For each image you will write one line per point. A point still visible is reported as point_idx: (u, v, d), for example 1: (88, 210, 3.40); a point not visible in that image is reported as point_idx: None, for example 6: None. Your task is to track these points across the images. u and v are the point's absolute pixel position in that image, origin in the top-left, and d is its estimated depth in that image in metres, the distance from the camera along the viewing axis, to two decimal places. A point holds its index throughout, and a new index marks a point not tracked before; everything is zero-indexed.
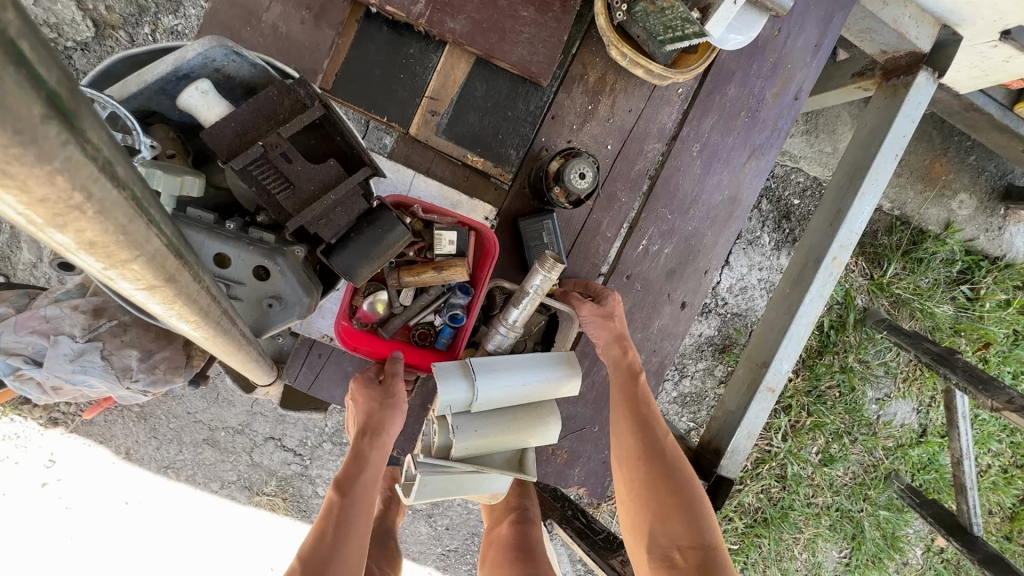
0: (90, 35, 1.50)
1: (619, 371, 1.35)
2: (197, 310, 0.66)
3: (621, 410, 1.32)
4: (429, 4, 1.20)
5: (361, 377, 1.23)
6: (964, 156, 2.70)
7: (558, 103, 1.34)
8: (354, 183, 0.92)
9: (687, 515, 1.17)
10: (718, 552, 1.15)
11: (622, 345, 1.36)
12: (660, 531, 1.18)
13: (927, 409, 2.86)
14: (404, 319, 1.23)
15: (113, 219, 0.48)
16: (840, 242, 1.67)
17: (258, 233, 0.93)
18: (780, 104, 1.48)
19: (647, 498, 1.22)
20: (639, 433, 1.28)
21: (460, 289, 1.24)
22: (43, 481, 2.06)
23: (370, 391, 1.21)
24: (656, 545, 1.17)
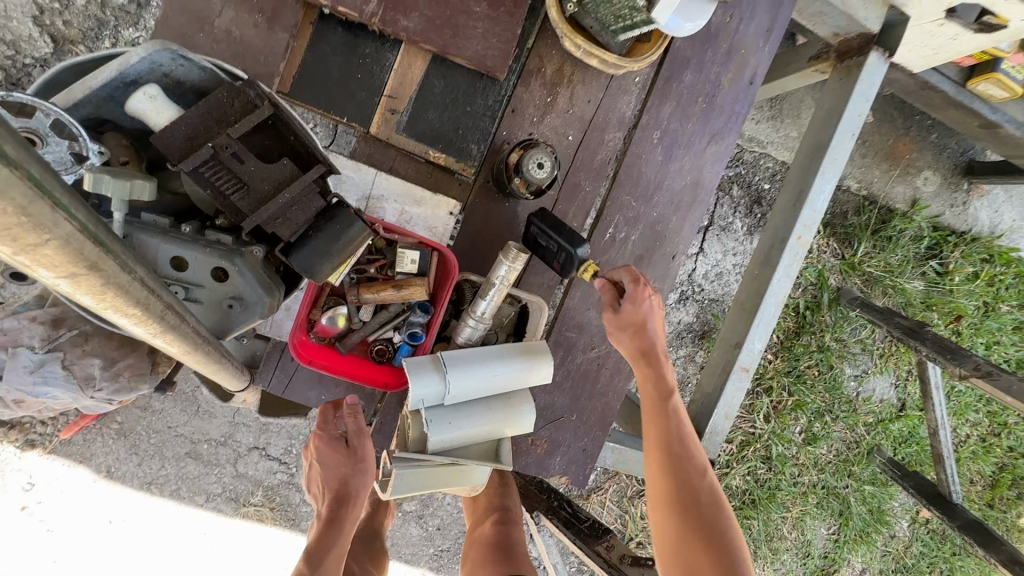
0: (48, 51, 1.56)
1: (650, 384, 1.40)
2: (126, 303, 0.62)
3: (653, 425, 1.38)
4: (380, 3, 1.20)
5: (326, 437, 1.36)
6: (926, 135, 2.76)
7: (517, 96, 1.36)
8: (309, 179, 0.93)
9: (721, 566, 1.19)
10: None
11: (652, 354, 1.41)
12: None
13: (905, 383, 2.92)
14: (363, 334, 1.24)
15: (10, 198, 0.43)
16: (804, 222, 1.71)
17: (214, 235, 0.92)
18: (736, 88, 1.52)
19: (682, 540, 1.26)
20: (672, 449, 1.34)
21: (420, 307, 1.25)
22: (22, 505, 2.03)
23: (337, 452, 1.36)
24: None
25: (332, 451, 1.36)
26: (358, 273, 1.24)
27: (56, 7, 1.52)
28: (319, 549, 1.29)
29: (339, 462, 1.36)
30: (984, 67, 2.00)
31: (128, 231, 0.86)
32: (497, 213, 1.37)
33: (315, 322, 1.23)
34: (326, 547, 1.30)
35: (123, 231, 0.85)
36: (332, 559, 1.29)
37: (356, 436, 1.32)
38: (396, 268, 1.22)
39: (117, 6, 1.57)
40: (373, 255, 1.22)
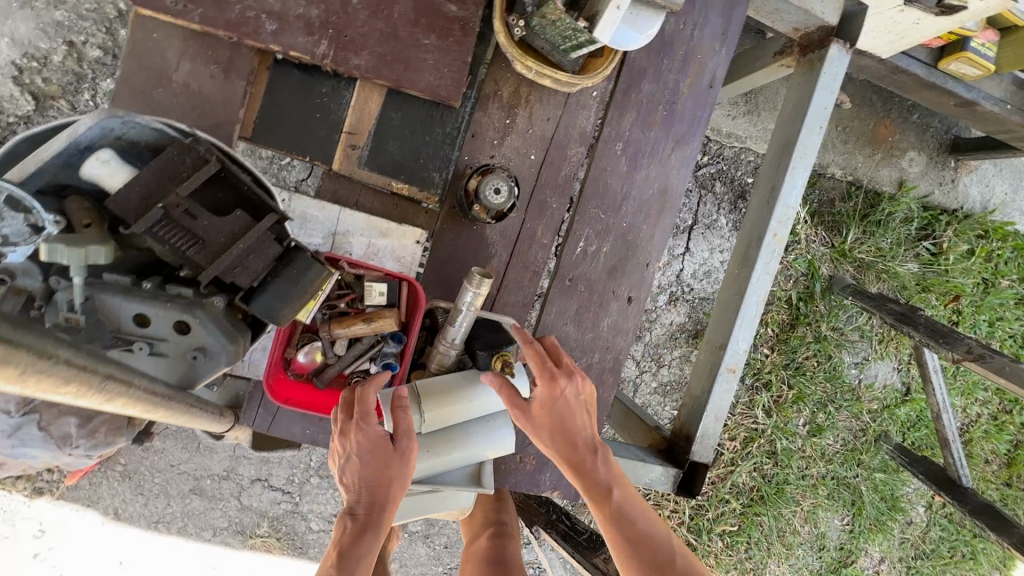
0: (30, 108, 1.64)
1: (585, 483, 1.22)
2: (59, 384, 0.62)
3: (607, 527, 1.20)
4: (331, 43, 1.21)
5: (371, 430, 1.12)
6: (908, 116, 2.73)
7: (476, 121, 1.37)
8: (264, 228, 0.95)
9: None
10: None
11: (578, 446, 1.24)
12: None
13: (908, 367, 2.88)
14: (338, 368, 1.26)
15: None
16: (778, 218, 1.70)
17: (175, 289, 0.94)
18: (696, 93, 1.52)
19: None
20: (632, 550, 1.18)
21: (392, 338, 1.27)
22: (35, 551, 2.07)
23: (381, 451, 1.13)
24: None
25: (376, 449, 1.12)
26: (329, 309, 1.26)
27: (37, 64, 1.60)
28: (352, 558, 1.11)
29: (381, 463, 1.12)
30: (954, 47, 1.98)
31: (90, 293, 0.88)
32: (466, 237, 1.40)
33: (292, 359, 1.25)
34: (358, 555, 1.11)
35: (84, 294, 0.87)
36: (364, 569, 1.11)
37: (407, 436, 1.13)
38: (365, 301, 1.24)
39: (95, 59, 1.64)
40: (341, 291, 1.23)
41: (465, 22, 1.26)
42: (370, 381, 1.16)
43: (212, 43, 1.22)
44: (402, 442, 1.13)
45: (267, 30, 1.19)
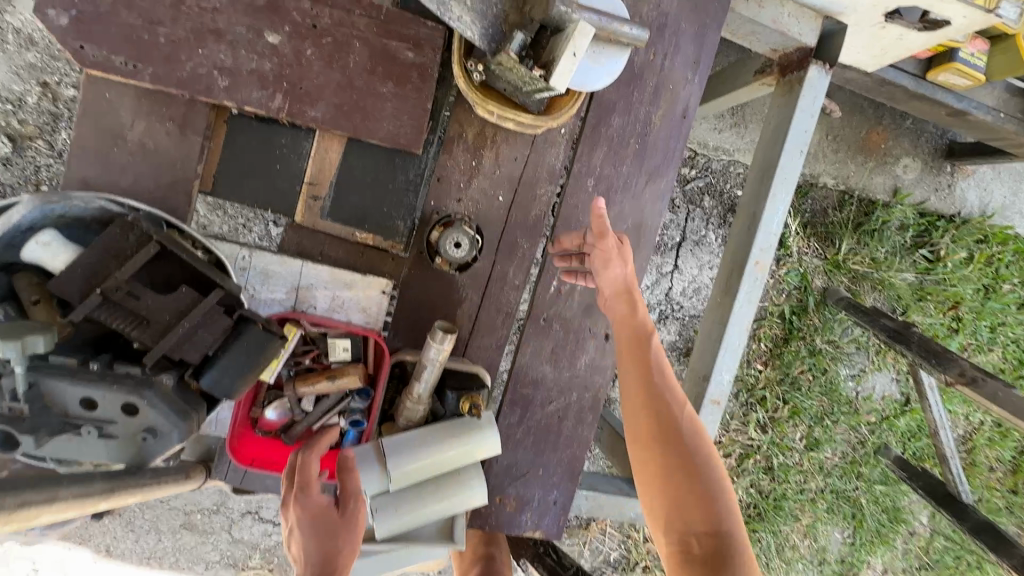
0: (8, 150, 1.60)
1: (629, 325, 1.26)
2: None
3: (631, 373, 1.22)
4: (286, 97, 1.19)
5: (314, 498, 1.06)
6: (900, 122, 2.66)
7: (441, 165, 1.34)
8: (212, 303, 0.94)
9: (707, 505, 1.08)
10: (743, 551, 1.05)
11: (629, 298, 1.28)
12: (679, 520, 1.09)
13: (906, 377, 2.82)
14: (306, 426, 1.23)
15: None
16: (760, 246, 1.66)
17: (123, 368, 0.93)
18: (669, 124, 1.48)
19: (662, 479, 1.13)
20: (650, 406, 1.17)
21: (359, 393, 1.25)
22: None
23: (326, 521, 1.05)
24: (676, 537, 1.09)
25: (318, 516, 1.05)
26: (295, 365, 1.25)
27: (11, 108, 1.57)
28: None
29: (326, 532, 1.04)
30: (941, 58, 1.92)
31: (33, 380, 0.86)
32: (435, 283, 1.38)
33: (258, 417, 1.23)
34: None
35: (27, 382, 0.86)
36: None
37: (353, 498, 1.07)
38: (330, 357, 1.23)
39: (68, 97, 1.60)
40: (305, 348, 1.23)
41: (423, 68, 1.23)
42: (311, 447, 1.10)
43: (166, 100, 1.20)
44: (348, 505, 1.07)
45: (220, 87, 1.17)
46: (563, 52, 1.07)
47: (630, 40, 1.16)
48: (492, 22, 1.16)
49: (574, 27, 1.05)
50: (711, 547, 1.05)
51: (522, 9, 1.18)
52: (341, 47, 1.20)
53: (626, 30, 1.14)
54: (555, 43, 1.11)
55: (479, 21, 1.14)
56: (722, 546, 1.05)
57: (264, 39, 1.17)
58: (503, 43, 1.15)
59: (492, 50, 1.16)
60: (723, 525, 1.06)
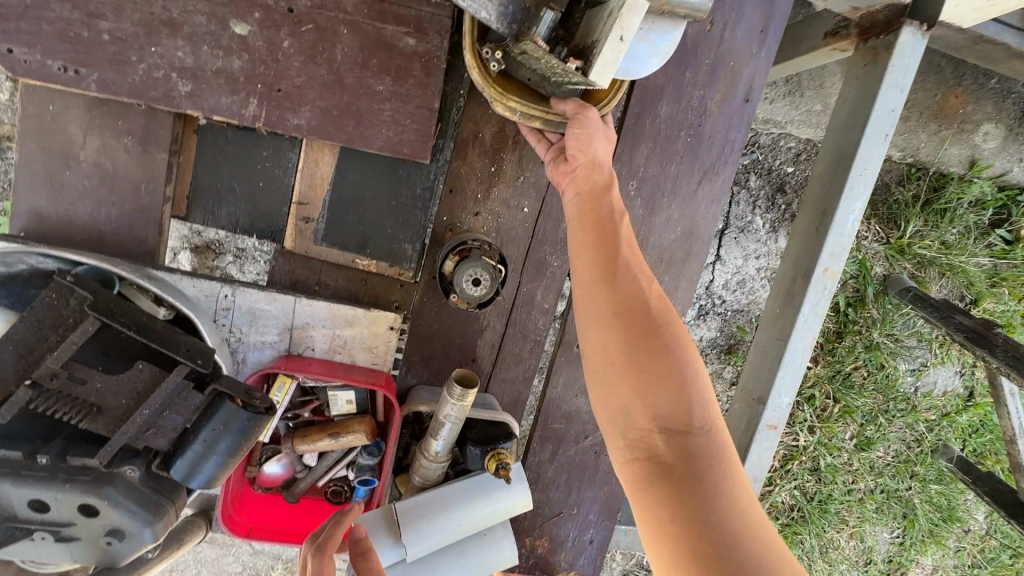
0: None
1: (591, 201, 0.97)
2: None
3: (586, 248, 0.93)
4: (262, 101, 0.97)
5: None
6: (984, 81, 2.29)
7: (454, 173, 1.12)
8: (175, 382, 0.75)
9: (679, 398, 0.83)
10: (723, 455, 0.82)
11: (602, 172, 0.99)
12: (642, 417, 0.83)
13: (971, 370, 2.56)
14: (309, 484, 1.09)
15: None
16: (831, 250, 1.41)
17: (77, 458, 0.76)
18: (728, 111, 1.22)
19: (621, 369, 0.85)
20: (610, 284, 0.89)
21: (367, 448, 1.09)
22: None
23: None
24: (638, 438, 0.83)
25: None
26: (293, 418, 1.08)
27: None
28: None
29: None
30: None
31: None
32: (451, 313, 1.18)
33: (257, 475, 1.09)
34: None
35: None
36: None
37: None
38: (331, 410, 1.06)
39: None
40: (302, 401, 1.06)
41: (426, 58, 0.99)
42: (320, 553, 0.84)
43: (121, 111, 0.99)
44: None
45: (182, 92, 0.95)
46: (608, 35, 0.81)
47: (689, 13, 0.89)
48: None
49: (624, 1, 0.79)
50: (683, 450, 0.81)
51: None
52: (326, 36, 0.96)
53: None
54: (595, 25, 0.86)
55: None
56: (696, 446, 0.82)
57: (229, 30, 0.94)
58: (529, 25, 0.87)
59: (514, 34, 0.87)
60: (699, 421, 0.83)
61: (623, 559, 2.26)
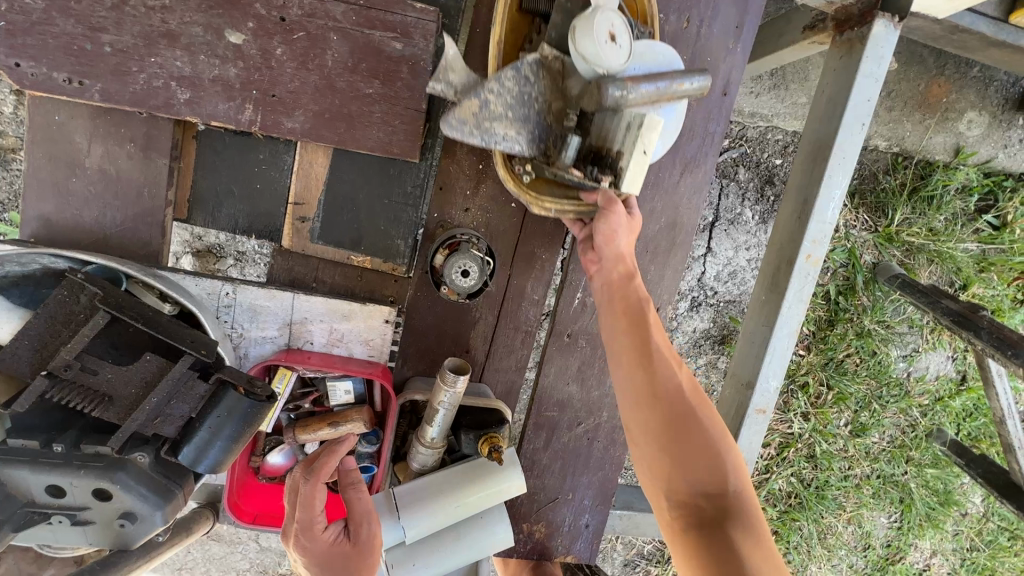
0: None
1: (621, 290, 1.08)
2: None
3: (620, 335, 1.05)
4: (257, 107, 1.02)
5: (318, 538, 0.98)
6: (966, 70, 2.33)
7: (444, 171, 1.17)
8: (181, 371, 0.80)
9: (712, 468, 0.96)
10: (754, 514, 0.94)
11: (626, 262, 1.09)
12: (681, 484, 0.96)
13: (963, 355, 2.60)
14: None
15: None
16: (814, 237, 1.45)
17: (92, 445, 0.81)
18: (707, 105, 1.26)
19: (659, 443, 0.98)
20: (650, 373, 1.00)
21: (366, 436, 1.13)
22: None
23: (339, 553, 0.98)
24: (680, 500, 0.96)
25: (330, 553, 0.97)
26: (294, 409, 1.13)
27: None
28: None
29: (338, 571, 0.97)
30: None
31: None
32: (444, 306, 1.23)
33: (261, 465, 1.13)
34: None
35: None
36: None
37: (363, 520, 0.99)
38: (330, 400, 1.11)
39: None
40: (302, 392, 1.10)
41: (413, 62, 1.04)
42: (313, 478, 0.96)
43: (124, 119, 1.04)
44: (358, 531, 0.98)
45: (181, 100, 1.00)
46: (631, 150, 0.89)
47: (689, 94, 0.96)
48: (534, 122, 0.98)
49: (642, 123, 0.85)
50: (720, 511, 0.93)
51: (566, 94, 0.99)
52: (317, 43, 1.01)
53: (686, 86, 0.96)
54: (611, 132, 0.94)
55: (522, 126, 0.98)
56: (730, 505, 0.94)
57: (225, 39, 0.99)
58: (556, 147, 1.00)
59: (544, 155, 1.01)
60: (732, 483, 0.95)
61: (623, 547, 2.30)
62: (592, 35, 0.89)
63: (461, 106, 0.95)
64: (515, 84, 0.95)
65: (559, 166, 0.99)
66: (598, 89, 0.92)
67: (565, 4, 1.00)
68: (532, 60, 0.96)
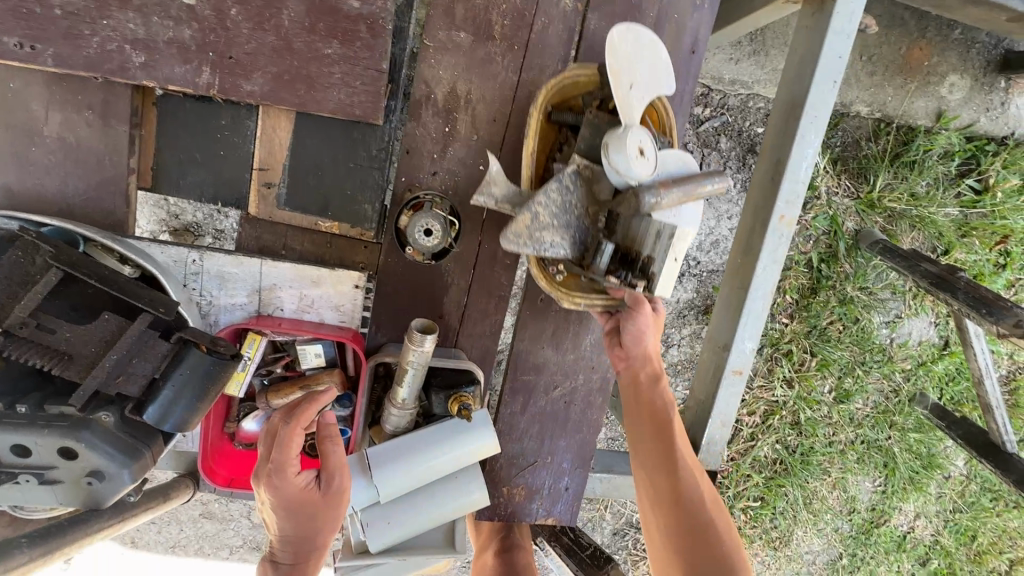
0: None
1: (647, 396, 1.22)
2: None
3: (646, 438, 1.20)
4: (214, 70, 1.01)
5: (289, 484, 0.98)
6: (947, 33, 2.32)
7: (409, 135, 1.17)
8: (141, 328, 0.81)
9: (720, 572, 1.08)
10: None
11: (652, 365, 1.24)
12: None
13: (945, 320, 2.62)
14: None
15: None
16: (786, 197, 1.46)
17: (55, 406, 0.81)
18: (674, 64, 1.25)
19: (676, 541, 1.12)
20: (669, 476, 1.15)
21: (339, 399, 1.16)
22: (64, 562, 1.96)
23: (308, 499, 0.99)
24: None
25: (299, 499, 0.99)
26: (267, 374, 1.14)
27: None
28: None
29: (305, 513, 1.00)
30: None
31: None
32: (414, 271, 1.22)
33: (236, 431, 1.15)
34: None
35: None
36: None
37: (337, 470, 1.00)
38: (302, 364, 1.13)
39: None
40: (273, 357, 1.12)
41: (371, 21, 1.03)
42: (293, 424, 0.96)
43: (80, 86, 1.03)
44: (331, 480, 1.00)
45: (136, 64, 0.99)
46: (662, 255, 0.97)
47: (710, 195, 1.03)
48: (576, 227, 1.09)
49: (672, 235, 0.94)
50: None
51: (598, 199, 1.10)
52: (272, 3, 1.00)
53: (707, 187, 1.01)
54: (639, 235, 1.02)
55: (564, 232, 1.07)
56: None
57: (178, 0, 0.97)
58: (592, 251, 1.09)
59: (579, 258, 1.11)
60: None
61: (611, 517, 2.32)
62: (625, 151, 0.99)
63: (515, 221, 1.04)
64: (559, 194, 1.06)
65: (594, 270, 1.07)
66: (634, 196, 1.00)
67: (593, 120, 1.12)
68: (571, 172, 1.08)
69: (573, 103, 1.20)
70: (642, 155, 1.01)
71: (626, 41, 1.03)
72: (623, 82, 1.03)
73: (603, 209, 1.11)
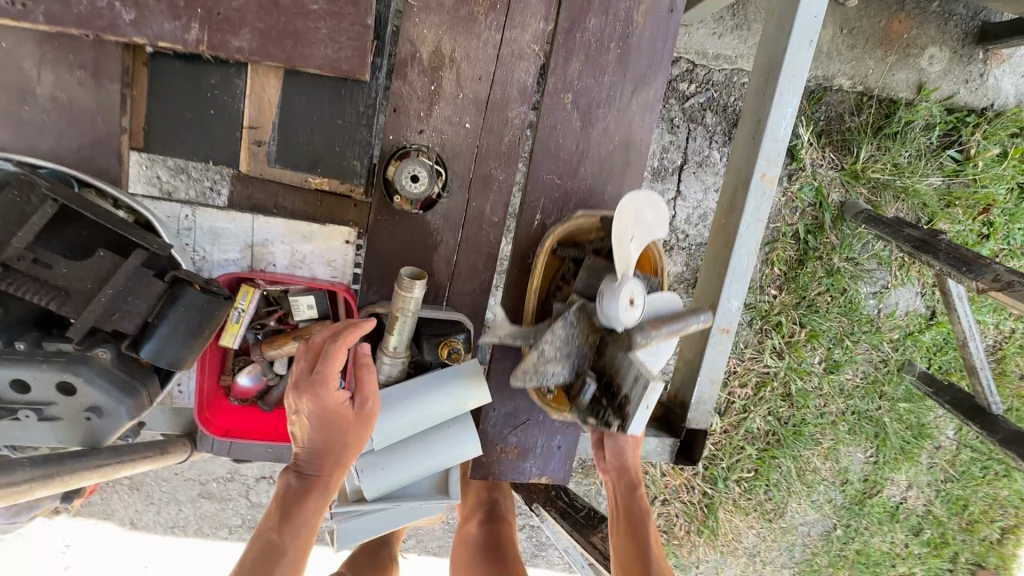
0: None
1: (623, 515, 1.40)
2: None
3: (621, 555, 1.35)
4: (203, 26, 1.04)
5: (329, 395, 1.02)
6: (924, 6, 2.36)
7: (395, 94, 1.19)
8: (133, 266, 0.84)
9: None
10: None
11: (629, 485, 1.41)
12: None
13: (931, 291, 2.66)
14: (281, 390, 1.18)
15: None
16: (767, 156, 1.49)
17: (54, 344, 0.83)
18: (654, 22, 1.28)
19: None
20: None
21: None
22: (65, 542, 1.96)
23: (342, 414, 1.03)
24: None
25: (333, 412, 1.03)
26: (260, 328, 1.18)
27: None
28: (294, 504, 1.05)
29: (336, 429, 1.04)
30: None
31: None
32: (403, 227, 1.25)
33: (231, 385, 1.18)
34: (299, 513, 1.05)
35: None
36: (311, 522, 1.07)
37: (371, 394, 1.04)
38: (295, 316, 1.16)
39: None
40: (266, 309, 1.15)
41: None
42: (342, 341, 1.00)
43: (72, 45, 1.06)
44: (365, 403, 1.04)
45: (126, 21, 1.01)
46: (636, 405, 1.09)
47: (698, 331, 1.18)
48: (575, 356, 1.22)
49: (646, 385, 1.07)
50: None
51: (598, 329, 1.22)
52: None
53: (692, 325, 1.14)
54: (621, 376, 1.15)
55: (565, 361, 1.21)
56: None
57: None
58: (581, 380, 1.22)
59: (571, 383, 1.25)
60: None
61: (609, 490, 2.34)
62: (615, 302, 1.11)
63: (524, 358, 1.19)
64: (562, 330, 1.19)
65: (578, 402, 1.22)
66: (625, 336, 1.15)
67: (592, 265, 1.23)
68: (574, 310, 1.19)
69: (578, 241, 1.34)
70: (632, 304, 1.13)
71: (632, 205, 1.15)
72: (624, 238, 1.15)
73: (598, 336, 1.23)
